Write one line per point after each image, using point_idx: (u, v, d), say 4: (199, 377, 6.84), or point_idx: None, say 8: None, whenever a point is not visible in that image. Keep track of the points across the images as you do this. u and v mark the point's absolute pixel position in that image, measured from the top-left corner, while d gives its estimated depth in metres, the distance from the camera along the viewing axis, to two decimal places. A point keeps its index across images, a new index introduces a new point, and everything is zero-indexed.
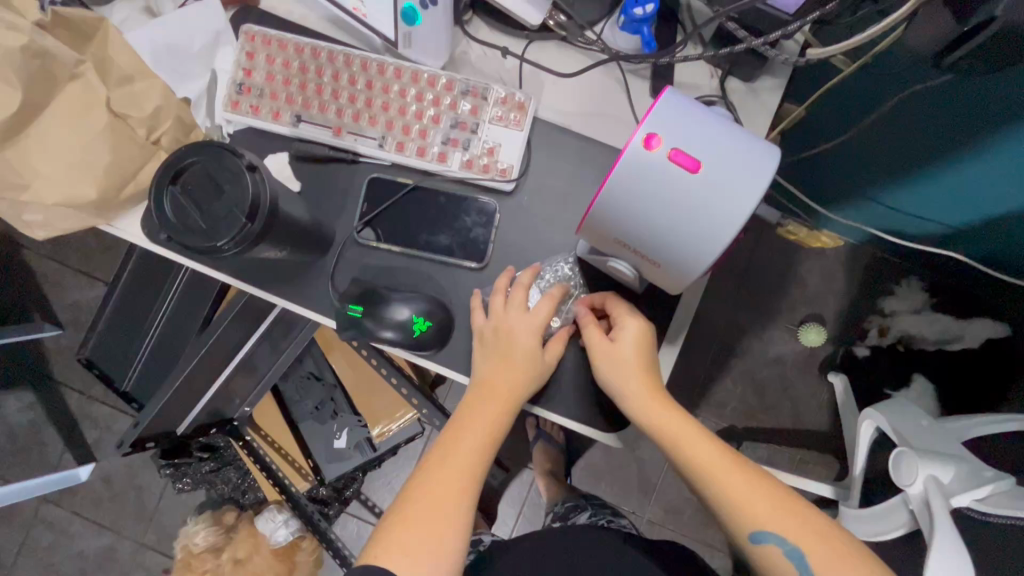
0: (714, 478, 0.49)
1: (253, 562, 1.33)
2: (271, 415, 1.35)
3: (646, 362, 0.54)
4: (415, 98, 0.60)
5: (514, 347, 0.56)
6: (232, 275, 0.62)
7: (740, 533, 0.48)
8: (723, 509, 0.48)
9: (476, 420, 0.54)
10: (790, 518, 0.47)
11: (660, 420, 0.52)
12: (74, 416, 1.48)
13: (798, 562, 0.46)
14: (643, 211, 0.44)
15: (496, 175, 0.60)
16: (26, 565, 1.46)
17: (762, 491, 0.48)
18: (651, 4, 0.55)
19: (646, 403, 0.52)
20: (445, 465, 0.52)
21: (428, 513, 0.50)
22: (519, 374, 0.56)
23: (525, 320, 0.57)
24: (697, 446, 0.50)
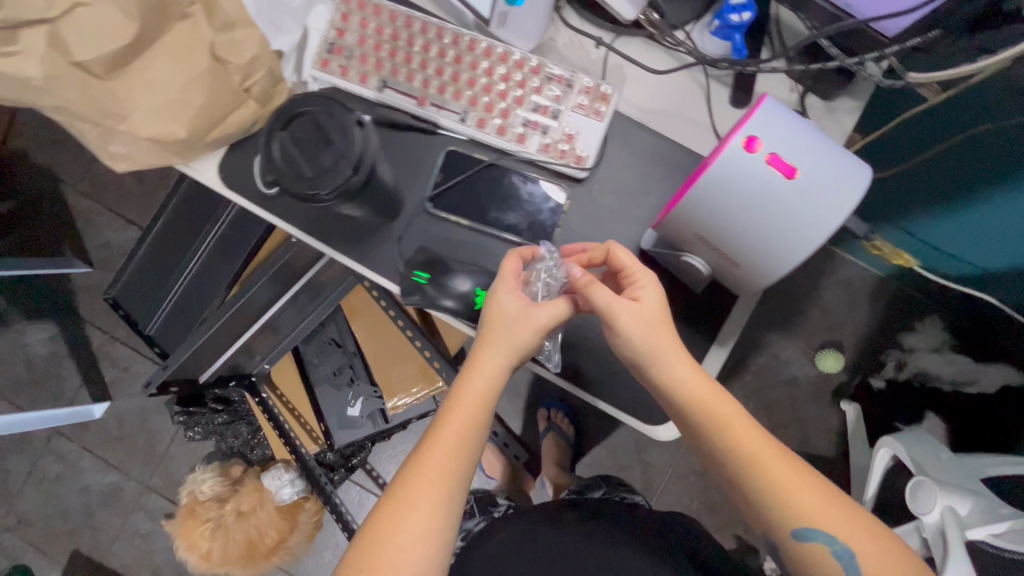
0: (762, 471, 0.49)
1: (257, 516, 1.35)
2: (288, 375, 1.39)
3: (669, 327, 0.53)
4: (502, 78, 0.61)
5: (496, 335, 0.54)
6: (301, 228, 0.63)
7: (783, 530, 0.49)
8: (771, 505, 0.49)
9: (459, 413, 0.53)
10: (837, 516, 0.48)
11: (708, 406, 0.51)
12: (94, 354, 1.50)
13: (843, 558, 0.48)
14: (731, 211, 0.45)
15: (571, 162, 0.61)
16: (32, 494, 1.49)
17: (810, 485, 0.49)
18: (748, 13, 0.56)
19: (690, 391, 0.51)
20: (435, 451, 0.52)
21: (418, 497, 0.51)
22: (508, 334, 0.54)
23: (509, 291, 0.55)
24: (746, 436, 0.50)
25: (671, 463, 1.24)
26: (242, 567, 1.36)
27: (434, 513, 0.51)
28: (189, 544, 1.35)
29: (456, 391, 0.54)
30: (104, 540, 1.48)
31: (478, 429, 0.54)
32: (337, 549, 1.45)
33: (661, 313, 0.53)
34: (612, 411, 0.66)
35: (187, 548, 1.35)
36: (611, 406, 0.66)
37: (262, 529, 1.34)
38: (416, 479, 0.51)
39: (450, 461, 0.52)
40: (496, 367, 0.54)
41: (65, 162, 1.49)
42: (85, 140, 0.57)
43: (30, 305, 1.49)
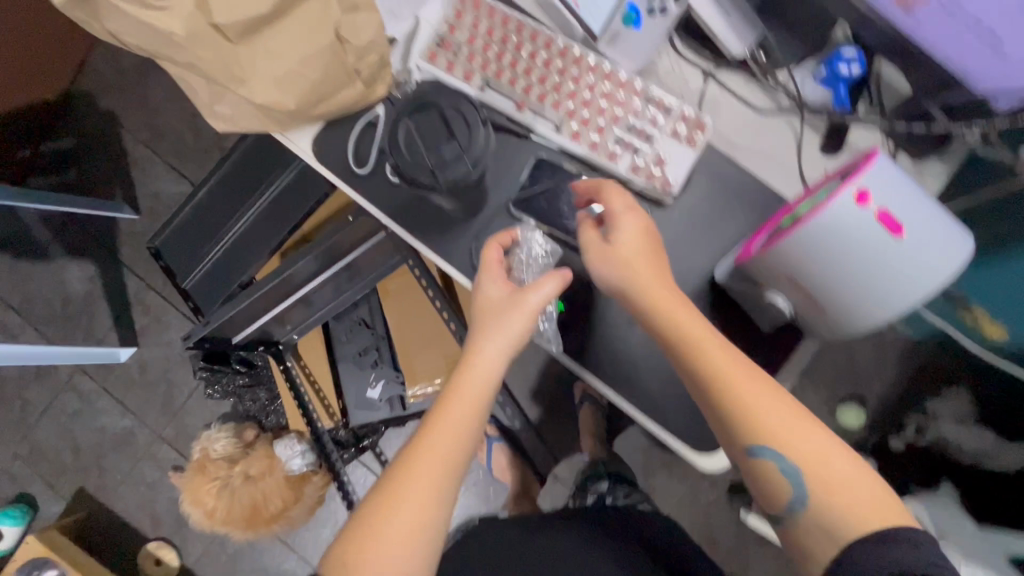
0: (731, 389, 0.49)
1: (265, 482, 1.36)
2: (314, 348, 1.41)
3: (657, 264, 0.55)
4: (603, 95, 0.62)
5: (489, 326, 0.57)
6: (383, 210, 0.66)
7: (739, 444, 0.50)
8: (732, 419, 0.49)
9: (452, 409, 0.55)
10: (793, 440, 0.48)
11: (682, 321, 0.51)
12: (128, 299, 1.52)
13: (790, 478, 0.48)
14: (833, 259, 0.46)
15: (658, 186, 0.62)
16: (48, 425, 1.51)
17: (781, 407, 0.49)
18: (856, 66, 0.58)
19: (660, 306, 0.52)
20: (429, 447, 0.53)
21: (411, 492, 0.52)
22: (500, 324, 0.57)
23: (490, 278, 0.60)
24: (717, 352, 0.50)
25: (678, 493, 1.25)
26: (243, 529, 1.37)
27: (424, 505, 0.52)
28: (195, 499, 1.37)
29: (449, 388, 0.56)
30: (111, 483, 1.50)
31: (471, 426, 0.55)
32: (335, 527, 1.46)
33: (647, 253, 0.56)
34: (679, 446, 0.64)
35: (192, 502, 1.37)
36: (679, 440, 0.64)
37: (268, 495, 1.35)
38: (407, 472, 0.53)
39: (445, 458, 0.53)
40: (491, 362, 0.57)
41: (130, 109, 1.52)
42: (195, 97, 0.60)
43: (75, 242, 1.52)
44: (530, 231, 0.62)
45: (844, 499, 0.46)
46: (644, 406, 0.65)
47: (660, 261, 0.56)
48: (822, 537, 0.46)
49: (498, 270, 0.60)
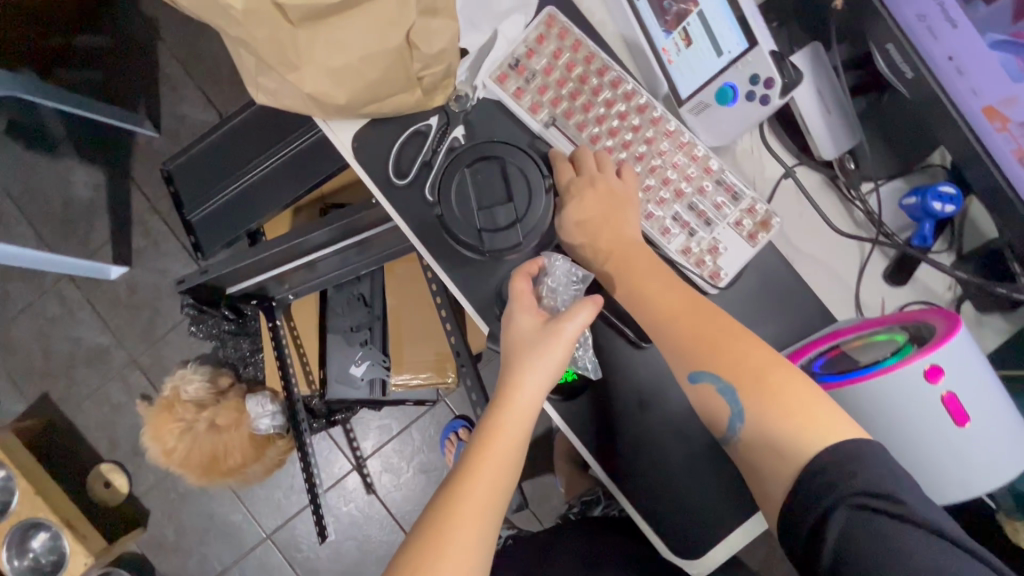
0: (677, 327, 0.54)
1: (230, 434, 1.33)
2: (309, 314, 1.38)
3: (618, 215, 0.56)
4: (672, 165, 0.57)
5: (527, 359, 0.54)
6: (410, 226, 0.61)
7: (682, 373, 0.55)
8: (667, 351, 0.55)
9: (494, 450, 0.52)
10: (724, 361, 0.52)
11: (609, 254, 0.57)
12: (130, 217, 1.48)
13: (727, 395, 0.53)
14: (893, 423, 0.49)
15: (706, 276, 0.57)
16: (24, 324, 1.49)
17: (735, 345, 0.53)
18: (951, 206, 0.55)
19: (601, 241, 0.57)
20: (469, 490, 0.51)
21: (453, 540, 0.49)
22: (540, 356, 0.54)
23: (521, 310, 0.56)
24: (645, 280, 0.56)
25: None
26: (198, 476, 1.36)
27: (470, 554, 0.49)
28: (157, 435, 1.35)
29: (488, 430, 0.54)
30: (76, 395, 1.48)
31: (511, 465, 0.53)
32: (289, 491, 1.46)
33: (610, 209, 0.56)
34: (654, 537, 0.63)
35: (154, 438, 1.35)
36: (653, 530, 0.63)
37: (230, 448, 1.33)
38: (448, 517, 0.50)
39: (485, 501, 0.51)
40: (531, 397, 0.54)
41: (171, 23, 1.45)
42: (238, 64, 0.55)
43: (87, 147, 1.47)
44: (553, 257, 0.59)
45: (800, 423, 0.49)
46: (627, 489, 0.63)
47: (621, 211, 0.56)
48: (773, 458, 0.50)
49: (529, 300, 0.57)
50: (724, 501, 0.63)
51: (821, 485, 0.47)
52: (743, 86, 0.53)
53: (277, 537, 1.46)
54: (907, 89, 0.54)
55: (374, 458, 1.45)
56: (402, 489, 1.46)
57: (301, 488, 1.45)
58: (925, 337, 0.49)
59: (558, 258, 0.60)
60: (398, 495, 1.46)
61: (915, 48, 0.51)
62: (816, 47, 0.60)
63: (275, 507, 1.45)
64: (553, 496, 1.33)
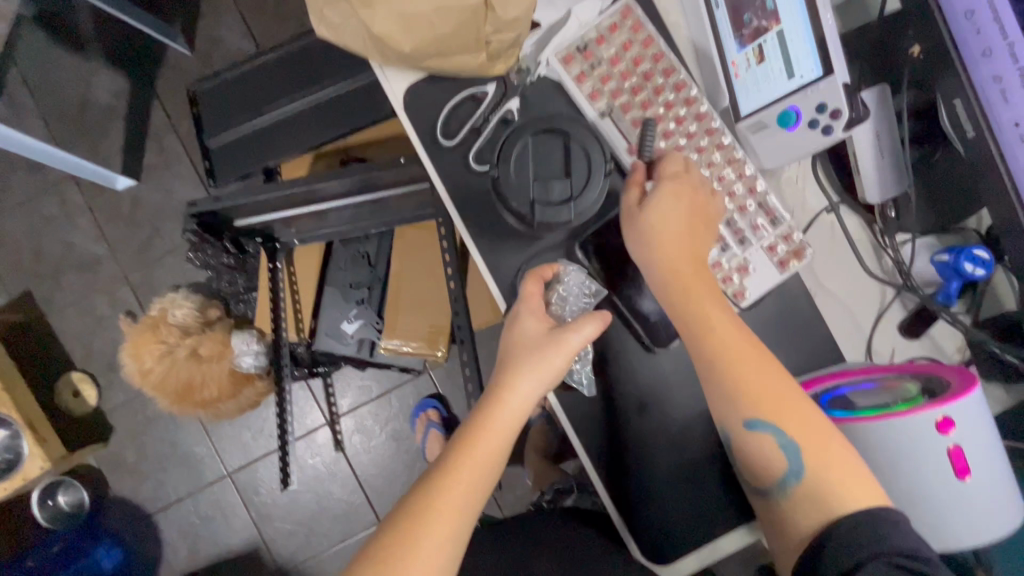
0: (740, 372, 0.53)
1: (210, 366, 1.31)
2: (309, 262, 1.37)
3: (693, 238, 0.55)
4: (719, 178, 0.58)
5: (525, 365, 0.56)
6: (446, 188, 0.61)
7: (740, 419, 0.53)
8: (735, 399, 0.53)
9: (478, 449, 0.55)
10: (787, 413, 0.52)
11: (694, 290, 0.55)
12: (147, 130, 1.45)
13: (786, 450, 0.52)
14: (893, 465, 0.50)
15: (729, 294, 0.58)
16: (19, 218, 1.45)
17: (764, 387, 0.53)
18: (982, 270, 0.56)
19: (685, 276, 0.55)
20: (449, 485, 0.53)
21: (428, 531, 0.51)
22: (540, 362, 0.56)
23: (529, 315, 0.59)
24: (721, 324, 0.54)
25: None
26: (170, 402, 1.34)
27: (445, 543, 0.51)
28: (135, 353, 1.32)
29: (475, 427, 0.56)
30: (60, 299, 1.45)
31: (493, 465, 0.55)
32: (258, 434, 1.44)
33: (687, 231, 0.55)
34: (629, 537, 0.65)
35: (132, 355, 1.33)
36: (635, 542, 0.64)
37: (208, 380, 1.31)
38: (426, 509, 0.52)
39: (463, 497, 0.53)
40: (522, 401, 0.56)
41: None
42: None
43: (116, 52, 1.43)
44: (567, 266, 0.61)
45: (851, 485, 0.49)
46: (611, 489, 0.64)
47: (697, 237, 0.55)
48: (812, 509, 0.50)
49: (537, 305, 0.59)
50: (703, 516, 0.64)
51: (852, 535, 0.47)
52: (807, 112, 0.53)
53: (237, 476, 1.45)
54: (964, 148, 0.56)
55: (349, 417, 1.45)
56: (371, 452, 1.45)
57: (270, 433, 1.44)
58: (938, 391, 0.50)
59: (574, 266, 0.61)
60: (365, 458, 1.45)
61: (983, 109, 0.53)
62: (884, 90, 0.63)
63: (241, 447, 1.44)
64: (518, 486, 1.35)
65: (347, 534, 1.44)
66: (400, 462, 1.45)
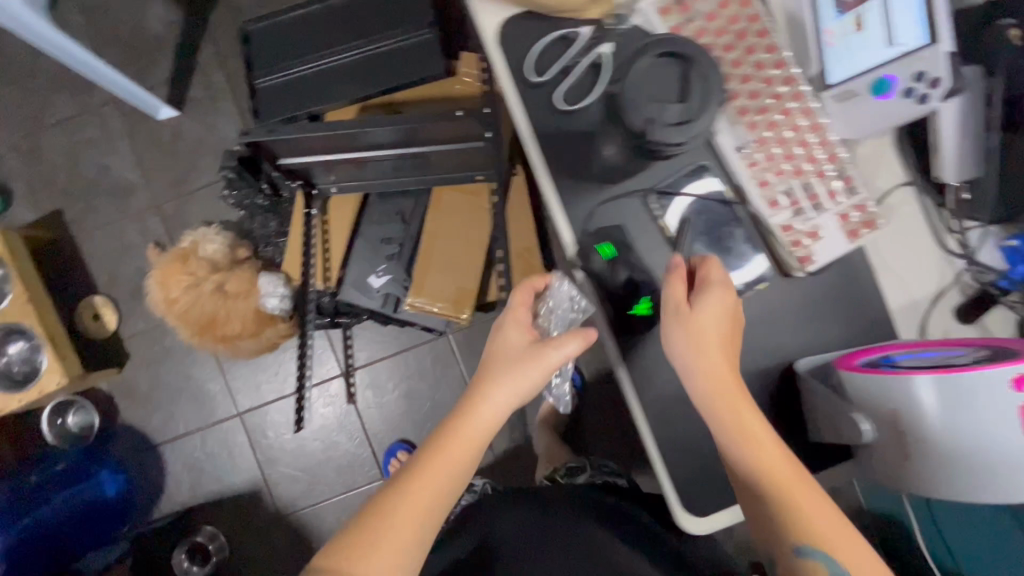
0: (788, 494, 0.57)
1: (236, 304, 1.32)
2: (344, 212, 1.36)
3: (729, 357, 0.59)
4: (799, 143, 0.60)
5: (501, 377, 0.63)
6: (530, 124, 0.65)
7: (788, 544, 0.57)
8: (788, 524, 0.57)
9: (446, 455, 0.62)
10: (830, 538, 0.56)
11: (742, 417, 0.58)
12: (195, 64, 1.45)
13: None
14: (959, 421, 0.51)
15: (796, 257, 0.60)
16: (59, 137, 1.46)
17: (800, 492, 0.57)
18: None
19: (733, 406, 0.59)
20: (417, 485, 0.60)
21: (394, 527, 0.59)
22: (514, 380, 0.63)
23: (512, 333, 0.65)
24: (767, 452, 0.58)
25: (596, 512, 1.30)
26: (192, 334, 1.34)
27: (410, 538, 0.59)
28: (163, 282, 1.32)
29: (447, 433, 0.63)
30: (90, 222, 1.45)
31: (461, 469, 0.62)
32: (272, 377, 1.45)
33: (724, 334, 0.60)
34: (667, 483, 0.68)
35: (159, 284, 1.33)
36: (670, 485, 0.68)
37: (232, 317, 1.32)
38: (393, 506, 0.59)
39: (431, 497, 0.60)
40: (495, 411, 0.63)
41: None
42: None
43: None
44: (558, 282, 0.67)
45: None
46: (653, 429, 0.67)
47: (731, 352, 0.61)
48: None
49: (522, 320, 0.66)
50: None
51: None
52: (906, 81, 0.60)
53: (247, 416, 1.45)
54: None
55: (363, 369, 1.46)
56: (382, 408, 1.46)
57: (284, 377, 1.45)
58: (1005, 356, 0.51)
59: (568, 284, 0.67)
60: (376, 413, 1.46)
61: None
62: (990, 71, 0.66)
63: (255, 389, 1.45)
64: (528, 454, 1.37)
65: (350, 485, 1.45)
66: (410, 420, 1.46)
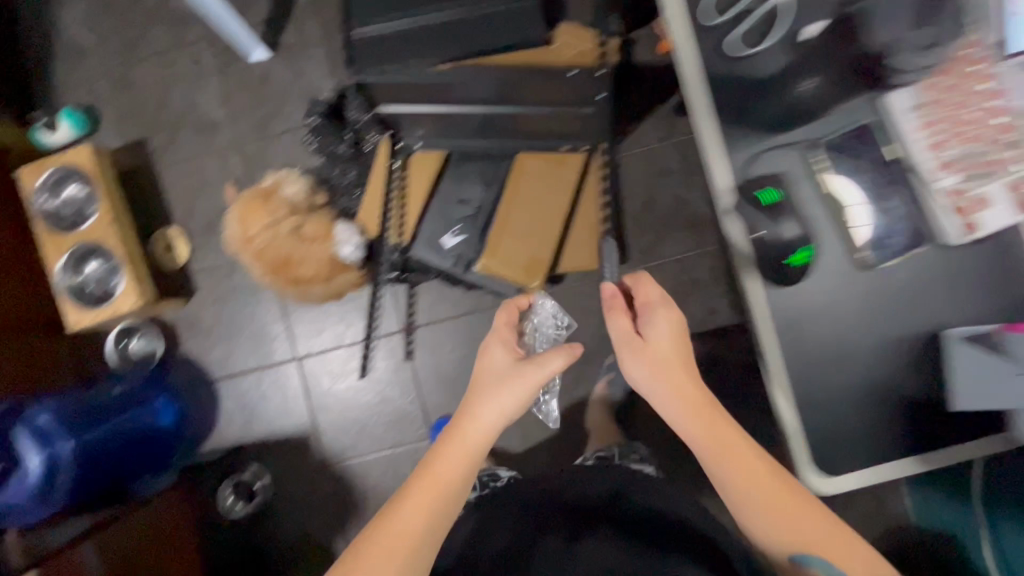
0: (767, 503, 0.71)
1: (312, 247, 1.32)
2: (425, 167, 1.34)
3: (686, 383, 0.78)
4: (971, 115, 0.65)
5: (487, 392, 0.81)
6: (704, 76, 0.73)
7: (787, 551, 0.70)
8: (773, 530, 0.71)
9: (442, 465, 0.75)
10: (811, 535, 0.69)
11: (718, 443, 0.75)
12: (292, 10, 1.47)
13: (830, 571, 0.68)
14: None
15: (962, 222, 0.65)
16: (151, 68, 1.48)
17: (775, 500, 0.71)
18: None
19: (704, 430, 0.76)
20: (419, 489, 0.73)
21: (403, 525, 0.70)
22: (495, 393, 0.81)
23: (497, 358, 0.86)
24: (742, 469, 0.73)
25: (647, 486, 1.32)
26: (265, 273, 1.35)
27: (420, 528, 0.71)
28: (244, 218, 1.33)
29: (443, 447, 0.77)
30: (172, 155, 1.47)
31: (457, 475, 0.75)
32: (335, 324, 1.47)
33: (671, 357, 0.80)
34: (797, 438, 0.70)
35: (239, 219, 1.33)
36: (804, 449, 0.70)
37: (306, 261, 1.33)
38: (400, 507, 0.72)
39: (433, 496, 0.73)
40: (483, 425, 0.78)
41: None
42: None
43: None
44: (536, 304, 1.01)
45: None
46: (790, 386, 0.69)
47: (686, 376, 0.79)
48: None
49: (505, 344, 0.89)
50: (866, 425, 0.69)
51: None
52: None
53: (305, 361, 1.47)
54: None
55: (425, 328, 1.46)
56: (439, 369, 1.46)
57: (348, 327, 1.46)
58: None
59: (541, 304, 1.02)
60: (432, 373, 1.46)
61: None
62: None
63: (318, 335, 1.47)
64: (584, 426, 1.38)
65: (398, 441, 1.46)
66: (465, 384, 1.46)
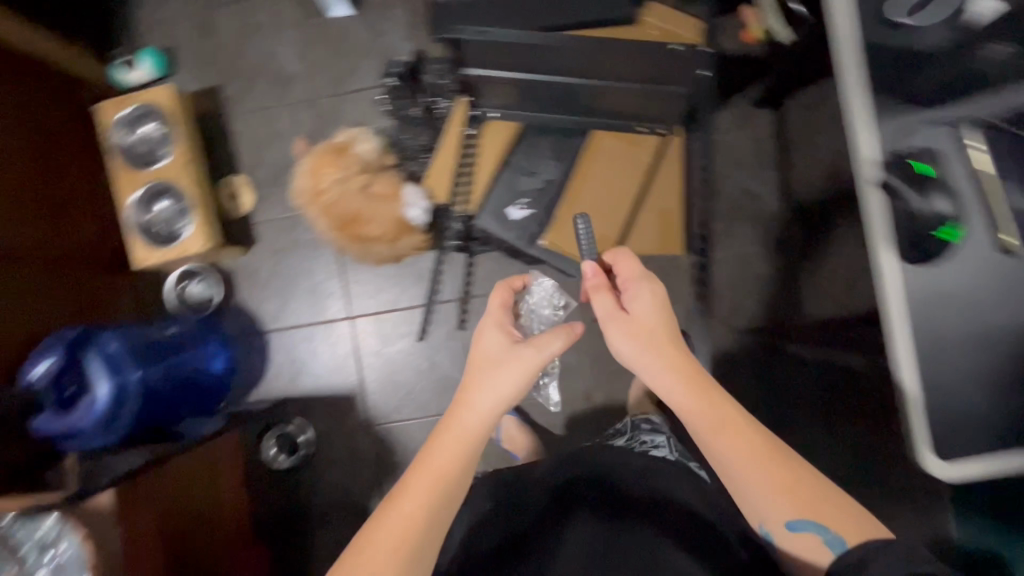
0: (756, 471, 0.68)
1: (379, 206, 1.32)
2: (498, 137, 1.34)
3: (670, 350, 0.75)
4: None
5: (482, 376, 0.75)
6: (855, 47, 0.73)
7: (778, 518, 0.67)
8: (761, 499, 0.68)
9: (437, 457, 0.70)
10: (801, 502, 0.66)
11: (702, 409, 0.71)
12: None
13: (823, 536, 0.65)
14: None
15: None
16: (231, 17, 1.49)
17: (763, 470, 0.68)
18: None
19: (687, 398, 0.73)
20: (414, 485, 0.68)
21: (402, 523, 0.66)
22: (486, 373, 0.76)
23: (487, 341, 0.80)
24: (726, 436, 0.70)
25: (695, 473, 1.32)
26: (330, 228, 1.36)
27: (419, 523, 0.66)
28: (315, 170, 1.33)
29: (435, 440, 0.72)
30: (244, 105, 1.48)
31: (454, 466, 0.70)
32: (392, 286, 1.48)
33: (654, 323, 0.77)
34: (922, 427, 0.68)
35: (310, 171, 1.34)
36: (925, 424, 0.68)
37: (373, 220, 1.32)
38: (394, 505, 0.67)
39: (431, 489, 0.68)
40: (479, 412, 0.73)
41: None
42: None
43: None
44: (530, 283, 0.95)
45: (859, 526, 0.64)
46: (919, 359, 0.68)
47: (673, 345, 0.76)
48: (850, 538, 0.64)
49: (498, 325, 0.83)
50: (988, 417, 0.67)
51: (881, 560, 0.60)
52: None
53: (358, 320, 1.48)
54: None
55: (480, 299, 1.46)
56: None
57: (404, 289, 1.48)
58: None
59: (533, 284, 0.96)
60: None
61: None
62: None
63: (373, 295, 1.48)
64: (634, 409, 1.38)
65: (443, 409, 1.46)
66: None
